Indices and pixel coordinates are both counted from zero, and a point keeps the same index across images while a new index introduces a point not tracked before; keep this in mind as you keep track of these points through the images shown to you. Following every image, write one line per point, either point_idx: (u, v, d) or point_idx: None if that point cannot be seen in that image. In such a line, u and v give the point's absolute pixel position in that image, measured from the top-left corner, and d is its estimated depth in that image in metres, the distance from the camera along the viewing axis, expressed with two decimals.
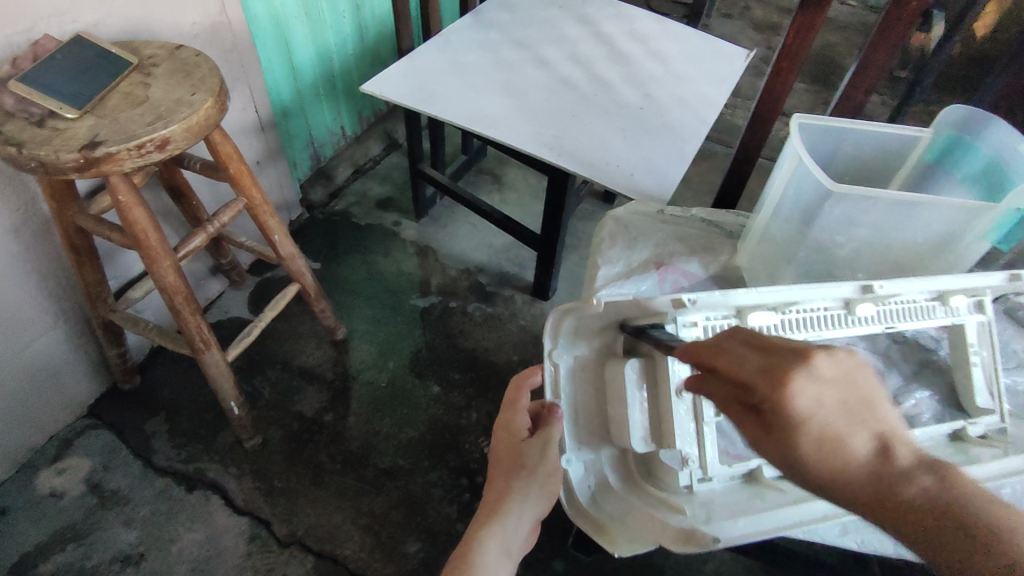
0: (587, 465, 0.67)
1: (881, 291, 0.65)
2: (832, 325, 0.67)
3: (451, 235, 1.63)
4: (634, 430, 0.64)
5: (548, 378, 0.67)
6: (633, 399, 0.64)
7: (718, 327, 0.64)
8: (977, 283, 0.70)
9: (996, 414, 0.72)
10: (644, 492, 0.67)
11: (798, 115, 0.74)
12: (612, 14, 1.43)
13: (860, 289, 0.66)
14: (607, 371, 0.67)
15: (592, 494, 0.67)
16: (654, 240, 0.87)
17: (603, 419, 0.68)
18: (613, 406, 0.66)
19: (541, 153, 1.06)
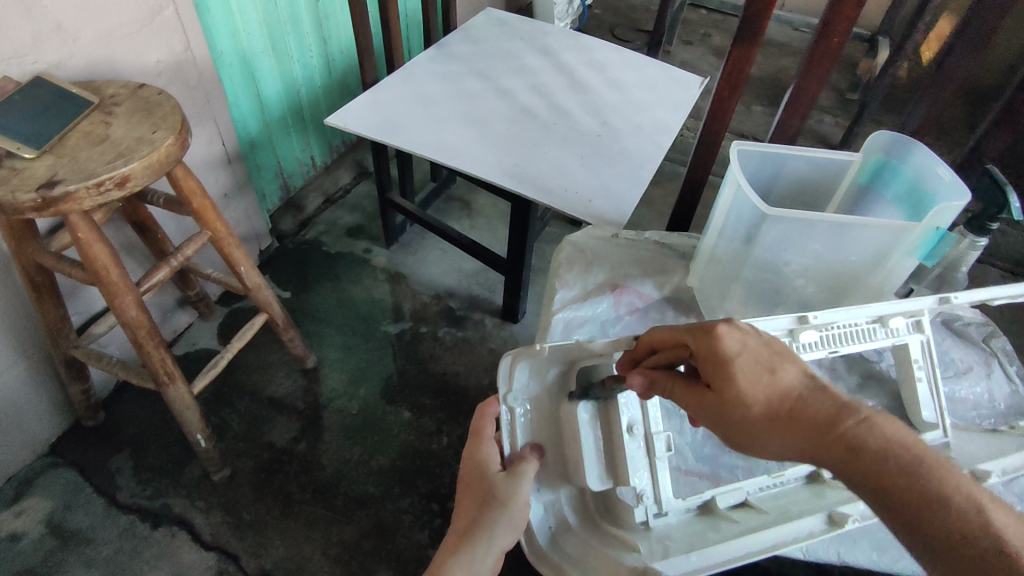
0: (546, 506, 0.68)
1: (817, 320, 0.68)
2: None
3: (421, 261, 1.64)
4: (588, 466, 0.66)
5: (505, 422, 0.67)
6: (587, 436, 0.67)
7: None
8: (902, 306, 0.72)
9: (940, 428, 0.75)
10: (603, 532, 0.68)
11: (737, 141, 0.78)
12: (571, 44, 1.48)
13: (796, 320, 0.68)
14: (562, 408, 0.68)
15: (551, 536, 0.67)
16: (609, 263, 0.91)
17: (560, 455, 0.69)
18: (569, 446, 0.68)
19: (501, 181, 1.09)
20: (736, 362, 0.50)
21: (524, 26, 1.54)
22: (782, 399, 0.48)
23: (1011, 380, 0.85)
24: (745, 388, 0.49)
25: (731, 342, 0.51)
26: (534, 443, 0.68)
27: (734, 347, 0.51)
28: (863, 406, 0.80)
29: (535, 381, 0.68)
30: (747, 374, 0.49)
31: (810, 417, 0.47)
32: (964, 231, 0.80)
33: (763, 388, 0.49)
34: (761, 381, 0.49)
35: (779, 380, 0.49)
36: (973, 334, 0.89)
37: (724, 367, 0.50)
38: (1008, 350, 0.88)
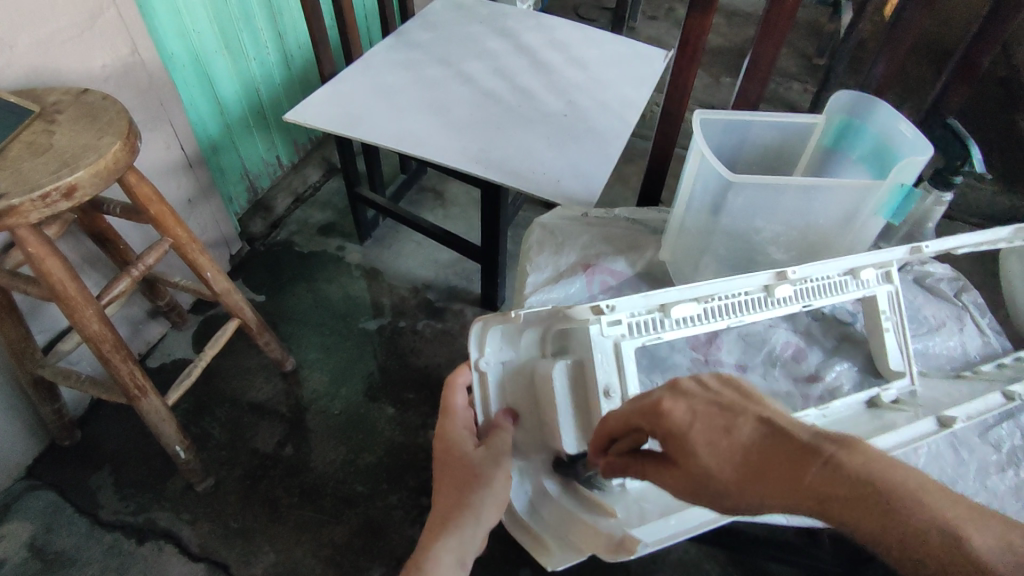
0: (521, 472, 0.68)
1: (795, 275, 0.69)
2: (754, 309, 0.70)
3: (396, 254, 1.62)
4: (561, 425, 0.63)
5: (476, 385, 0.66)
6: (561, 397, 0.62)
7: (642, 321, 0.65)
8: (888, 256, 0.75)
9: (906, 377, 0.76)
10: (580, 496, 0.65)
11: (699, 110, 0.77)
12: (531, 25, 1.47)
13: (774, 276, 0.70)
14: (538, 373, 0.66)
15: (531, 501, 0.67)
16: (580, 244, 0.90)
17: (537, 419, 0.67)
18: (543, 408, 0.65)
19: (468, 168, 1.08)
20: (689, 433, 0.45)
21: (482, 10, 1.52)
22: (754, 449, 0.43)
23: (982, 331, 0.86)
24: (705, 458, 0.44)
25: (675, 413, 0.46)
26: (512, 408, 0.67)
27: (678, 415, 0.46)
28: (842, 364, 0.80)
29: (508, 352, 0.67)
30: (697, 442, 0.45)
31: (802, 477, 0.40)
32: (931, 187, 0.79)
33: (721, 454, 0.44)
34: (715, 446, 0.44)
35: (736, 438, 0.44)
36: (944, 289, 0.90)
37: (675, 439, 0.46)
38: (979, 302, 0.89)
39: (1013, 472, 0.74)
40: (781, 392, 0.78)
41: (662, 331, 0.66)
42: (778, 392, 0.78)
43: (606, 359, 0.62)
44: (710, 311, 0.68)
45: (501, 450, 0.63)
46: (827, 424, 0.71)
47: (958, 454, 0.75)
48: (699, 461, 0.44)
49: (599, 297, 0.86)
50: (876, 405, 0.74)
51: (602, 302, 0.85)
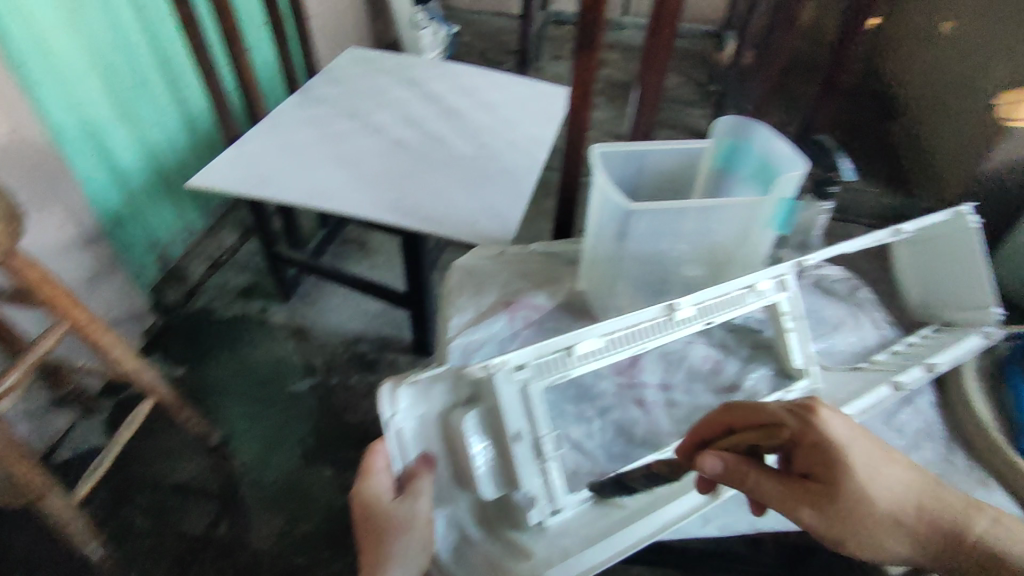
0: (447, 519, 0.67)
1: (683, 306, 0.75)
2: (657, 333, 0.74)
3: (323, 310, 1.59)
4: (479, 471, 0.65)
5: (392, 443, 0.63)
6: (473, 444, 0.65)
7: (546, 360, 0.68)
8: (777, 270, 0.82)
9: (809, 376, 0.81)
10: (503, 539, 0.67)
11: (598, 145, 0.80)
12: (437, 72, 1.50)
13: (667, 309, 0.75)
14: (453, 420, 0.65)
15: (455, 547, 0.67)
16: (499, 282, 0.91)
17: (455, 464, 0.66)
18: (459, 454, 0.65)
19: (384, 218, 1.07)
20: (847, 457, 0.57)
21: (387, 61, 1.54)
22: (908, 492, 0.59)
23: (876, 326, 0.92)
24: (859, 483, 0.57)
25: (840, 437, 0.58)
26: (431, 452, 0.65)
27: (851, 454, 0.57)
28: (757, 370, 0.84)
29: (423, 405, 0.65)
30: (868, 482, 0.57)
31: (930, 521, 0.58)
32: (813, 198, 0.86)
33: (881, 485, 0.57)
34: (874, 477, 0.57)
35: (879, 480, 0.58)
36: (840, 289, 0.97)
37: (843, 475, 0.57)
38: (872, 299, 0.96)
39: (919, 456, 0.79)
40: (703, 405, 0.80)
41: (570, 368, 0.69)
42: (701, 406, 0.80)
43: (514, 406, 0.65)
44: (615, 342, 0.72)
45: (418, 499, 0.62)
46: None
47: None
48: (863, 485, 0.57)
49: (522, 333, 0.86)
50: (782, 408, 0.78)
51: (525, 338, 0.86)
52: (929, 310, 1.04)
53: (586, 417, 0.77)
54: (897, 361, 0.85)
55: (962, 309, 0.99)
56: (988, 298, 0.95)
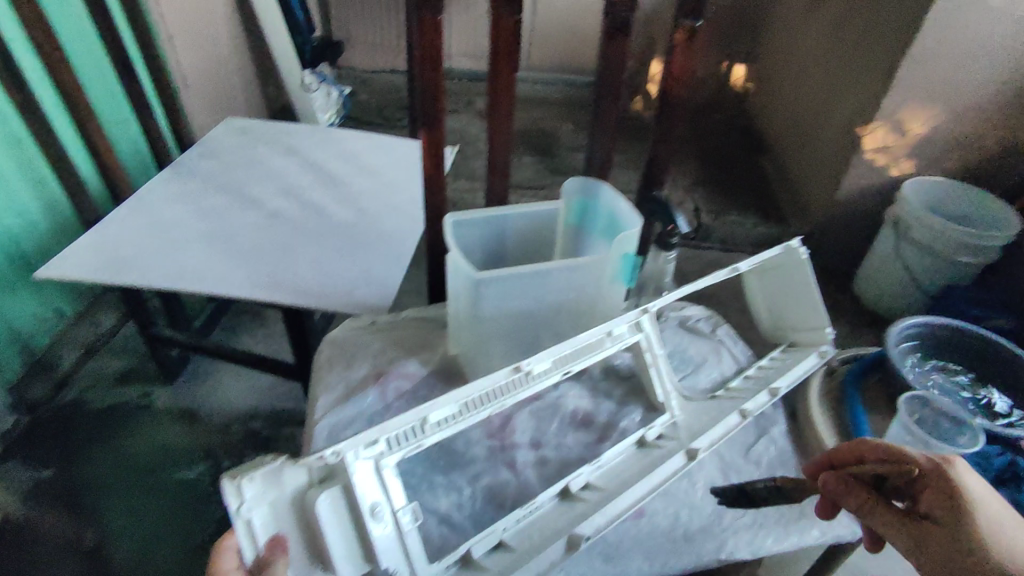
0: None
1: (529, 367, 0.75)
2: (513, 391, 0.74)
3: (214, 388, 1.51)
4: (335, 554, 0.60)
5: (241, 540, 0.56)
6: (332, 527, 0.60)
7: (395, 434, 0.66)
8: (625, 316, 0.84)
9: (668, 412, 0.85)
10: None
11: (450, 215, 0.84)
12: (318, 139, 1.51)
13: (513, 371, 0.74)
14: (307, 504, 0.60)
15: None
16: (371, 354, 0.92)
17: (314, 552, 0.61)
18: (317, 539, 0.60)
19: (255, 296, 1.04)
20: (970, 505, 0.62)
21: (267, 129, 1.53)
22: None
23: (738, 362, 0.98)
24: (977, 531, 0.61)
25: (963, 486, 0.63)
26: (283, 537, 0.59)
27: (973, 502, 0.62)
28: (629, 412, 0.87)
29: (272, 493, 0.58)
30: (989, 536, 0.60)
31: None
32: (659, 248, 0.96)
33: (1000, 538, 0.60)
34: (995, 530, 0.61)
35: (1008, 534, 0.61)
36: (703, 328, 1.03)
37: (958, 517, 0.62)
38: (730, 334, 1.02)
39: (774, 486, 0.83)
40: (573, 459, 0.82)
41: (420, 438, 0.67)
42: (570, 460, 0.81)
43: (369, 481, 0.63)
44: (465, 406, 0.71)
45: None
46: (601, 477, 0.77)
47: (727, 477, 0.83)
48: (979, 530, 0.61)
49: (394, 404, 0.86)
50: (645, 445, 0.82)
51: (397, 409, 0.85)
52: (782, 332, 1.16)
53: (458, 486, 0.77)
54: (749, 386, 0.90)
55: (804, 330, 1.11)
56: (823, 320, 1.06)
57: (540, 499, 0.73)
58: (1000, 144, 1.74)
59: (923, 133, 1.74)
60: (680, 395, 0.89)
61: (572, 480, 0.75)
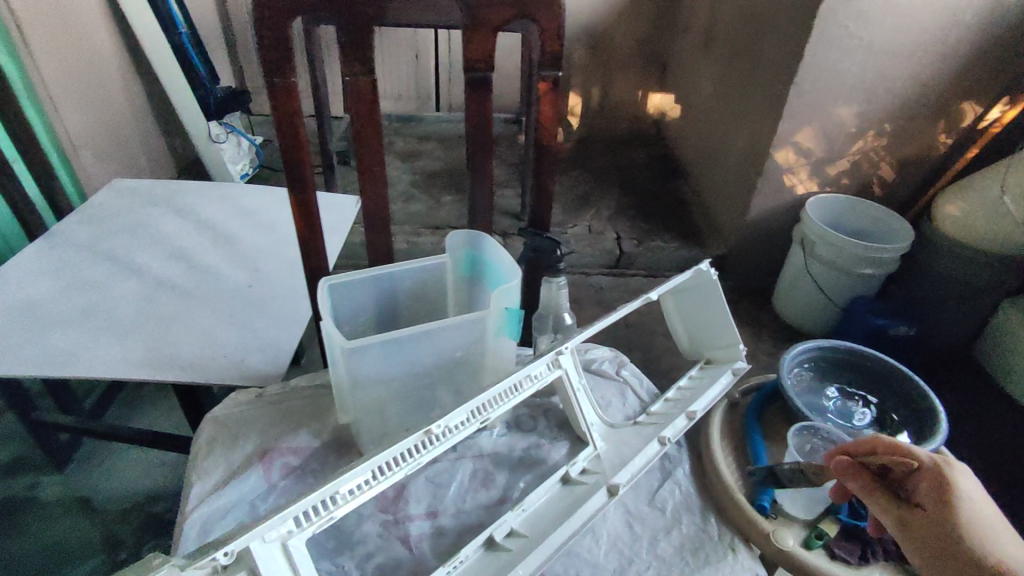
0: None
1: (439, 430, 0.69)
2: (428, 449, 0.68)
3: (111, 470, 1.41)
4: None
5: None
6: None
7: (301, 517, 0.58)
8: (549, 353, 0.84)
9: (592, 446, 0.84)
10: None
11: (326, 278, 0.82)
12: (213, 197, 1.45)
13: (423, 436, 0.68)
14: None
15: None
16: (256, 431, 0.85)
17: None
18: None
19: (133, 375, 0.97)
20: (964, 504, 0.65)
21: (158, 190, 1.46)
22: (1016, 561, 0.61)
23: (643, 401, 0.98)
24: (960, 526, 0.63)
25: (961, 489, 0.66)
26: None
27: (967, 502, 0.65)
28: (560, 445, 0.89)
29: None
30: (978, 536, 0.63)
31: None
32: (550, 276, 0.93)
33: (981, 538, 0.62)
34: (980, 531, 0.63)
35: (992, 536, 0.63)
36: (608, 369, 1.02)
37: (947, 510, 0.64)
38: (635, 371, 1.02)
39: (677, 529, 0.81)
40: (473, 525, 0.77)
41: (334, 509, 0.59)
42: (469, 527, 0.77)
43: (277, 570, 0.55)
44: (383, 467, 0.64)
45: None
46: (525, 522, 0.72)
47: (631, 528, 0.80)
48: (964, 525, 0.63)
49: (279, 485, 0.80)
50: (569, 481, 0.79)
51: (282, 490, 0.79)
52: (698, 349, 1.13)
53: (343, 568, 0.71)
54: (667, 410, 0.92)
55: (720, 346, 1.09)
56: (736, 337, 1.06)
57: (462, 553, 0.68)
58: (893, 161, 1.82)
59: (821, 154, 1.80)
60: (605, 424, 0.89)
61: (495, 530, 0.70)
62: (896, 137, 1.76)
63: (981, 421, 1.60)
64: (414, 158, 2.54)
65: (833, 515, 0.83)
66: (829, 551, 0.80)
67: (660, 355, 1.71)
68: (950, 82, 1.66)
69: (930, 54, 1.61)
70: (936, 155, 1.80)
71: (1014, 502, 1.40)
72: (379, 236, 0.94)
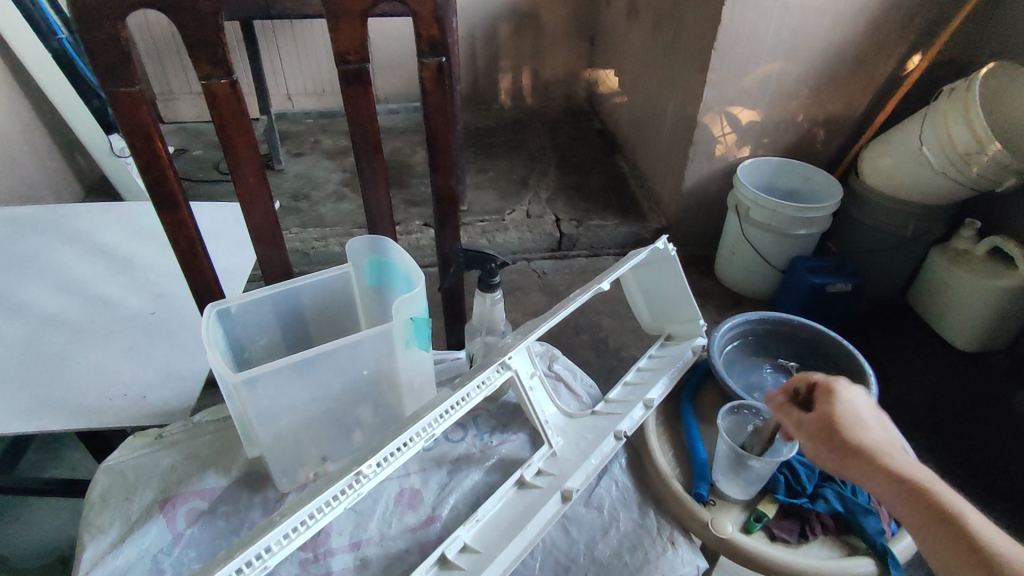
0: None
1: (370, 471, 0.60)
2: (365, 482, 0.60)
3: (27, 524, 1.30)
4: None
5: None
6: None
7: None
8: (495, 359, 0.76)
9: (547, 445, 0.78)
10: None
11: (212, 303, 0.74)
12: (109, 219, 1.33)
13: (354, 480, 0.59)
14: None
15: None
16: (157, 478, 0.78)
17: None
18: None
19: (18, 428, 0.87)
20: (848, 408, 0.71)
21: (45, 215, 1.32)
22: (891, 455, 0.67)
23: (579, 395, 0.94)
24: (844, 423, 0.69)
25: (847, 398, 0.72)
26: None
27: (849, 403, 0.71)
28: (507, 441, 0.86)
29: None
30: (862, 431, 0.69)
31: (928, 481, 0.64)
32: (482, 292, 0.87)
33: (861, 435, 0.68)
34: (861, 429, 0.69)
35: (871, 435, 0.69)
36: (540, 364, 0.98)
37: (835, 408, 0.70)
38: (568, 364, 0.98)
39: (615, 530, 0.80)
40: (399, 553, 0.72)
41: (269, 558, 0.52)
42: (393, 555, 0.72)
43: None
44: (322, 504, 0.56)
45: None
46: (478, 535, 0.68)
47: (568, 533, 0.80)
48: (846, 424, 0.69)
49: (185, 534, 0.73)
50: (524, 485, 0.74)
51: (188, 540, 0.72)
52: (659, 325, 1.08)
53: None
54: (624, 398, 0.88)
55: (679, 320, 1.05)
56: (695, 312, 1.02)
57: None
58: (816, 119, 1.82)
59: (747, 118, 1.78)
60: (562, 415, 0.85)
61: (446, 548, 0.65)
62: (818, 95, 1.76)
63: (920, 368, 1.62)
64: (343, 156, 2.43)
65: (771, 495, 0.83)
66: (769, 533, 0.80)
67: (607, 336, 1.68)
68: (864, 35, 1.66)
69: (841, 9, 1.60)
70: (857, 111, 1.82)
71: (958, 447, 1.42)
72: (271, 248, 0.88)
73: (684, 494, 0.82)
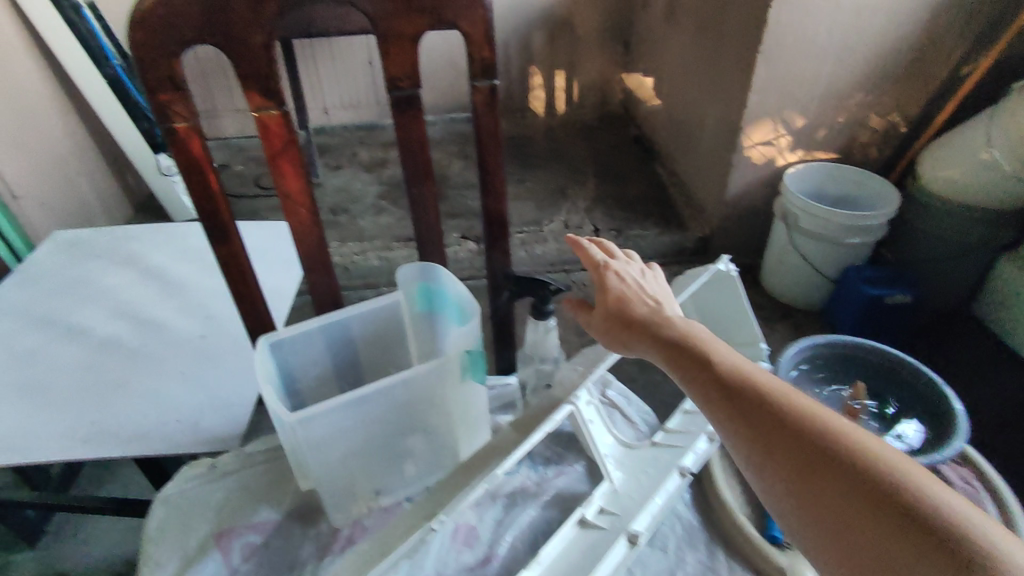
0: None
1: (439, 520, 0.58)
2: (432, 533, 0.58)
3: (84, 540, 1.32)
4: None
5: None
6: None
7: None
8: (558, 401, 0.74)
9: (607, 480, 0.75)
10: None
11: (265, 336, 0.73)
12: (159, 241, 1.36)
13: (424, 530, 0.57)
14: None
15: None
16: (212, 510, 0.78)
17: None
18: None
19: (77, 455, 0.88)
20: (638, 300, 0.70)
21: (100, 237, 1.35)
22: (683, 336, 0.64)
23: (634, 422, 0.91)
24: (636, 315, 0.69)
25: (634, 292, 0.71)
26: None
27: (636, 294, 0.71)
28: (563, 474, 0.83)
29: None
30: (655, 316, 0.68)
31: (724, 358, 0.60)
32: (535, 318, 0.84)
33: (654, 321, 0.67)
34: (654, 317, 0.68)
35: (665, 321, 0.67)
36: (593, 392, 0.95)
37: (626, 303, 0.70)
38: (622, 390, 0.94)
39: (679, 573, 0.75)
40: None
41: None
42: None
43: None
44: None
45: None
46: None
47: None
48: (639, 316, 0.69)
49: (240, 569, 0.72)
50: (585, 525, 0.71)
51: None
52: None
53: None
54: (684, 428, 0.83)
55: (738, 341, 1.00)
56: (756, 333, 0.96)
57: None
58: (870, 121, 1.74)
59: (797, 123, 1.72)
60: (622, 446, 0.81)
61: None
62: (872, 96, 1.68)
63: (988, 384, 1.53)
64: (380, 168, 2.43)
65: None
66: None
67: None
68: (923, 33, 1.58)
69: (897, 6, 1.52)
70: (913, 112, 1.73)
71: None
72: (321, 276, 0.87)
73: (753, 533, 0.79)
